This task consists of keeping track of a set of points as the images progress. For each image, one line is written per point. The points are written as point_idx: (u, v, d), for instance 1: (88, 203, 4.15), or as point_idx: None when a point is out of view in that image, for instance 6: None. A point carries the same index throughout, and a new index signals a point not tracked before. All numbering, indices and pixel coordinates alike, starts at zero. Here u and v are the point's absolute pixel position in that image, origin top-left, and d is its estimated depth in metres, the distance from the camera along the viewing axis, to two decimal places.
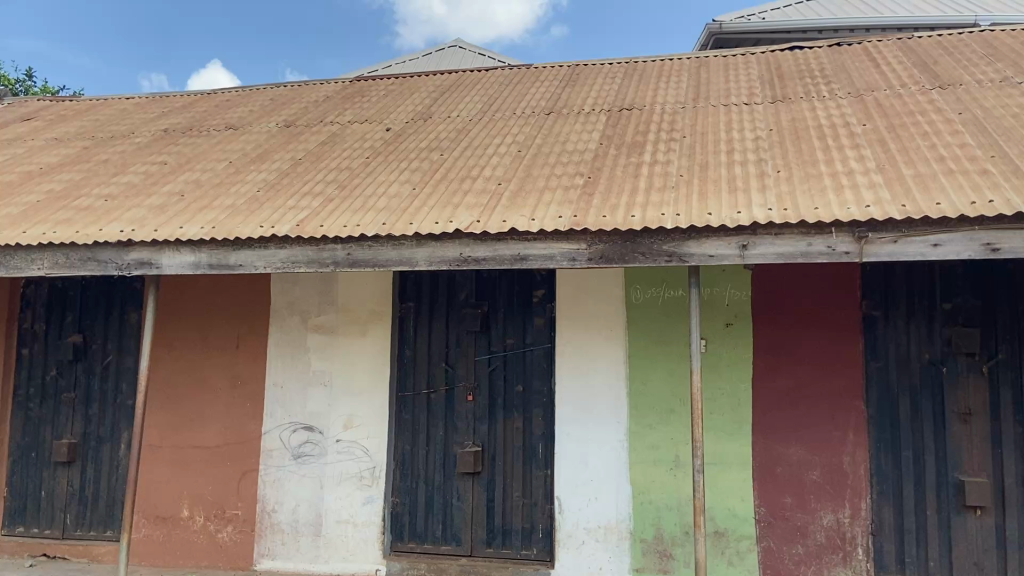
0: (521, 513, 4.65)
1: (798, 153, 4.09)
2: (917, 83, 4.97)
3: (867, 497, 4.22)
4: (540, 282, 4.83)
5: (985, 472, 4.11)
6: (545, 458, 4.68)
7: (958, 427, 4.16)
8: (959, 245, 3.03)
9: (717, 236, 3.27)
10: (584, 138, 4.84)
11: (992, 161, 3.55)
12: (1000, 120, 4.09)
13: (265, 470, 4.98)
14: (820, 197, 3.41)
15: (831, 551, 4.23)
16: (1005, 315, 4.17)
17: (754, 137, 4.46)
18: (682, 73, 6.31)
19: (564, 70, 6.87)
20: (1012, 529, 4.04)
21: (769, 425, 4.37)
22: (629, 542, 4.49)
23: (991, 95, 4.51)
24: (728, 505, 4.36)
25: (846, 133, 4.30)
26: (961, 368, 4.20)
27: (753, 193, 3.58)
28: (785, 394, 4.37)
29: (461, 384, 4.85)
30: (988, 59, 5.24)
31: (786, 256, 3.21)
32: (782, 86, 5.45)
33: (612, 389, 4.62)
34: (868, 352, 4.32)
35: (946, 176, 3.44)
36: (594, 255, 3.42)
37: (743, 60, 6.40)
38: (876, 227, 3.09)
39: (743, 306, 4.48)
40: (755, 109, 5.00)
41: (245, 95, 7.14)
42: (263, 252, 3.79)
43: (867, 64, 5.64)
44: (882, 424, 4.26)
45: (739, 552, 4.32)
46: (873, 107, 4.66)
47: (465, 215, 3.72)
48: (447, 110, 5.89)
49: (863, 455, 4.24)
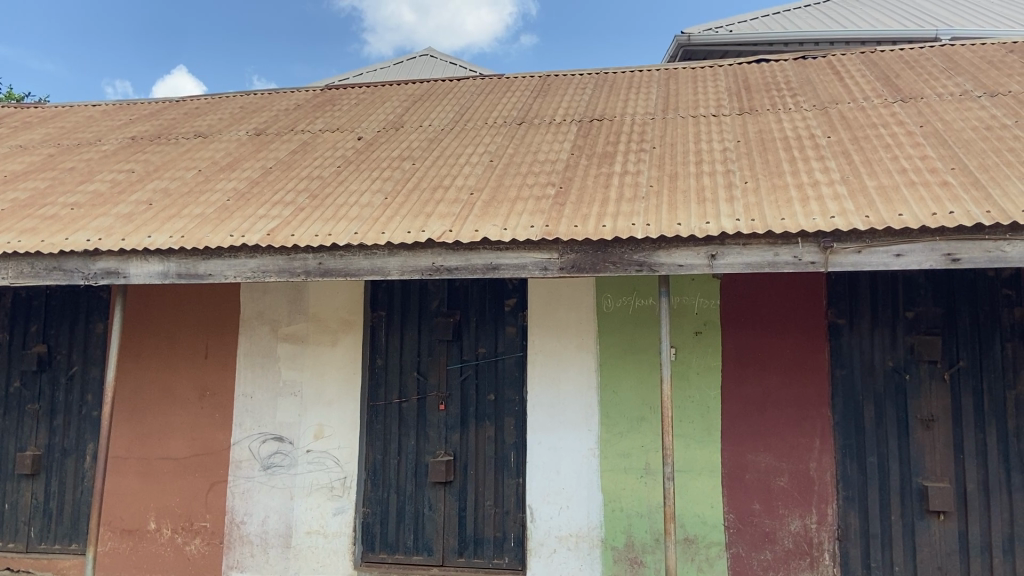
0: (493, 522, 4.66)
1: (766, 164, 4.16)
2: (879, 96, 5.08)
3: (833, 503, 4.29)
4: (512, 291, 4.85)
5: (947, 477, 4.19)
6: (517, 466, 4.69)
7: (921, 434, 4.25)
8: (921, 255, 3.10)
9: (686, 246, 3.31)
10: (555, 148, 4.88)
11: (953, 173, 3.64)
12: (960, 133, 4.19)
13: (234, 481, 4.93)
14: (786, 207, 3.47)
15: (799, 556, 4.28)
16: (966, 323, 4.27)
17: (722, 148, 4.53)
18: (652, 84, 6.39)
19: (535, 80, 6.91)
20: (974, 533, 4.13)
21: (738, 432, 4.42)
22: (600, 550, 4.51)
23: (952, 108, 4.62)
24: (698, 511, 4.41)
25: (811, 145, 4.38)
26: (924, 375, 4.29)
27: (721, 203, 3.63)
28: (753, 402, 4.42)
29: (432, 393, 4.85)
30: (949, 73, 5.37)
31: (753, 266, 3.26)
32: (750, 98, 5.53)
33: (584, 397, 4.64)
34: (834, 360, 4.39)
35: (908, 187, 3.52)
36: (565, 265, 3.45)
37: (712, 72, 6.49)
38: (841, 238, 3.15)
39: (712, 315, 4.54)
40: (723, 121, 5.08)
41: (214, 102, 7.09)
42: (233, 261, 3.76)
43: (832, 77, 5.76)
44: (847, 430, 4.33)
45: (709, 558, 4.37)
46: (838, 119, 4.76)
47: (437, 225, 3.73)
48: (419, 119, 5.90)
49: (829, 462, 4.31)
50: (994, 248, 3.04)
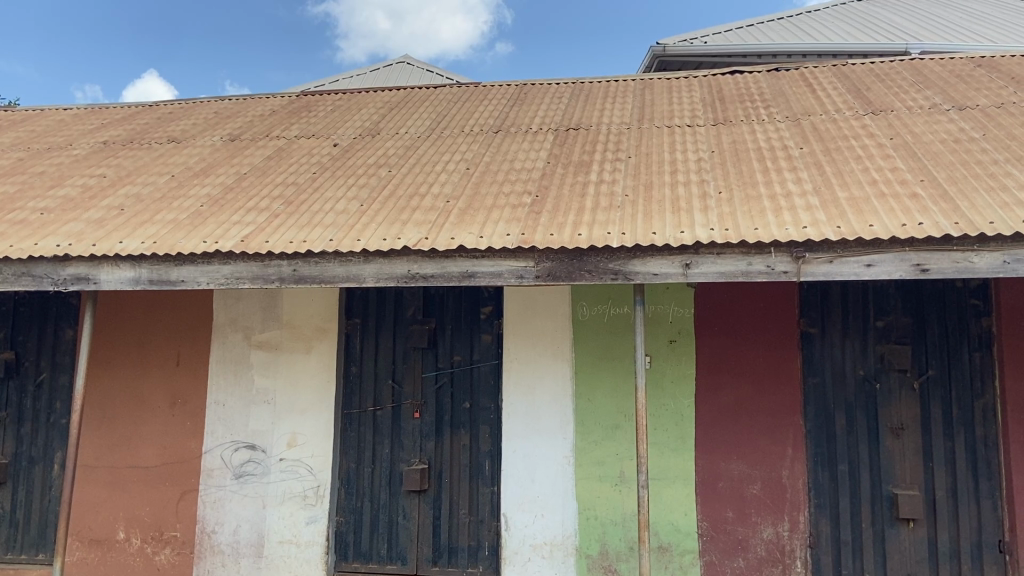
0: (467, 531, 4.65)
1: (739, 175, 4.20)
2: (851, 109, 5.16)
3: (805, 510, 4.33)
4: (487, 299, 4.85)
5: (917, 485, 4.25)
6: (491, 474, 4.68)
7: (891, 442, 4.31)
8: (890, 265, 3.15)
9: (661, 255, 3.33)
10: (531, 156, 4.90)
11: (922, 184, 3.70)
12: (929, 145, 4.27)
13: (205, 490, 4.87)
14: (760, 217, 3.51)
15: (771, 564, 4.31)
16: (934, 333, 4.34)
17: (697, 158, 4.58)
18: (627, 94, 6.43)
19: (512, 89, 6.94)
20: (943, 541, 4.18)
21: (711, 440, 4.45)
22: (574, 558, 4.51)
23: (921, 121, 4.71)
24: (671, 519, 4.43)
25: (784, 156, 4.44)
26: (894, 384, 4.35)
27: (696, 213, 3.66)
28: (726, 410, 4.45)
29: (407, 401, 4.83)
30: (918, 86, 5.47)
31: (727, 275, 3.29)
32: (724, 110, 5.59)
33: (559, 405, 4.64)
34: (806, 369, 4.44)
35: (879, 199, 3.58)
36: (541, 273, 3.45)
37: (686, 83, 6.55)
38: (813, 248, 3.19)
39: (686, 323, 4.57)
40: (698, 132, 5.13)
41: (188, 107, 7.03)
42: (207, 268, 3.72)
43: (804, 90, 5.83)
44: (819, 438, 4.38)
45: (682, 566, 4.39)
46: (810, 131, 4.82)
47: (414, 232, 3.72)
48: (395, 127, 5.90)
49: (801, 470, 4.35)
50: (962, 258, 3.09)
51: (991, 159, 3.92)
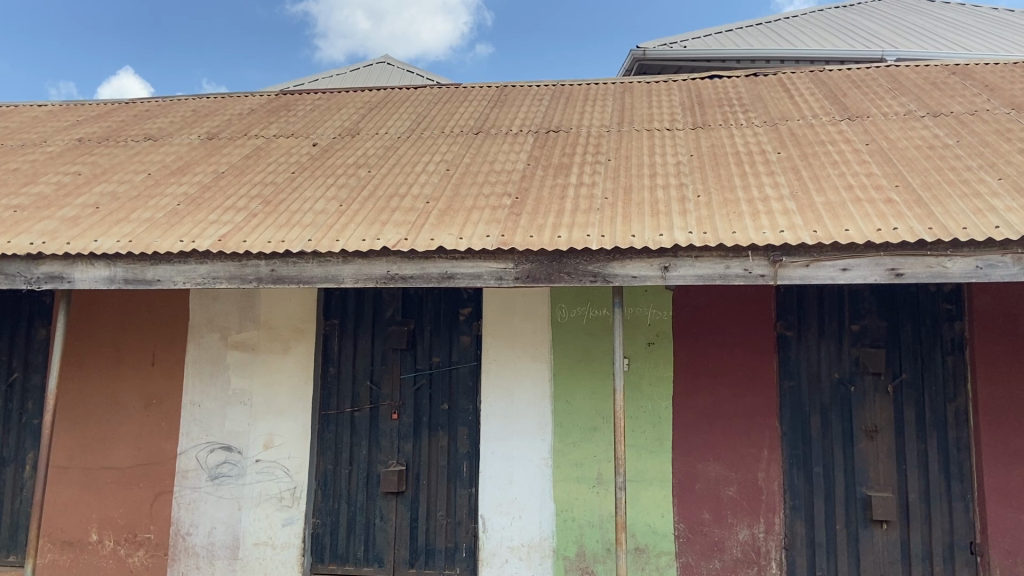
0: (444, 532, 4.64)
1: (718, 178, 4.23)
2: (827, 114, 5.21)
3: (780, 512, 4.36)
4: (467, 300, 4.85)
5: (890, 487, 4.31)
6: (469, 476, 4.68)
7: (865, 444, 4.36)
8: (866, 269, 3.19)
9: (640, 257, 3.35)
10: (511, 158, 4.91)
11: (898, 190, 3.75)
12: (904, 151, 4.32)
13: (180, 492, 4.82)
14: (738, 221, 3.54)
15: (747, 565, 4.34)
16: (908, 337, 4.40)
17: (675, 162, 4.61)
18: (607, 97, 6.46)
19: (492, 90, 6.94)
20: (915, 542, 4.24)
21: (688, 442, 4.47)
22: (551, 560, 4.51)
23: (896, 127, 4.77)
24: (648, 521, 4.45)
25: (762, 160, 4.48)
26: (868, 387, 4.40)
27: (675, 216, 3.69)
28: (703, 412, 4.48)
29: (385, 402, 4.82)
30: (894, 93, 5.54)
31: (705, 278, 3.31)
32: (703, 114, 5.62)
33: (537, 407, 4.65)
34: (782, 372, 4.48)
35: (854, 204, 3.62)
36: (520, 275, 3.46)
37: (666, 87, 6.59)
38: (790, 252, 3.22)
39: (664, 326, 4.59)
40: (677, 135, 5.16)
41: (165, 105, 6.97)
42: (183, 267, 3.68)
43: (782, 95, 5.89)
44: (794, 440, 4.42)
45: (658, 568, 4.40)
46: (787, 136, 4.87)
47: (393, 233, 3.71)
48: (375, 127, 5.88)
49: (777, 472, 4.38)
50: (936, 263, 3.13)
51: (965, 165, 3.98)
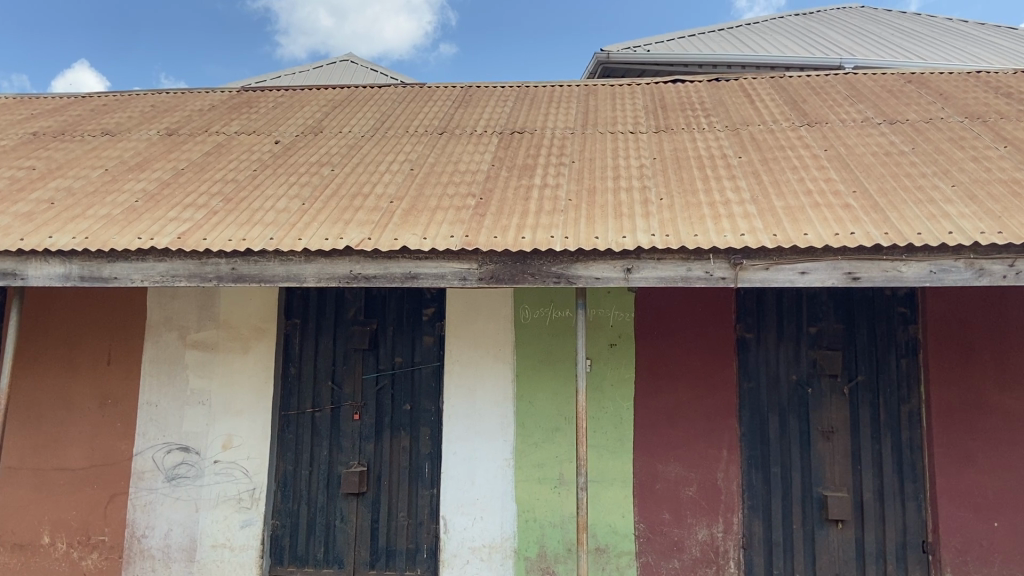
0: (406, 533, 4.63)
1: (680, 181, 4.29)
2: (787, 120, 5.31)
3: (738, 512, 4.43)
4: (430, 300, 4.84)
5: (845, 487, 4.40)
6: (431, 477, 4.67)
7: (822, 444, 4.44)
8: (823, 273, 3.25)
9: (603, 259, 3.37)
10: (476, 158, 4.91)
11: (855, 195, 3.83)
12: (861, 158, 4.42)
13: (136, 493, 4.73)
14: (699, 224, 3.59)
15: (705, 565, 4.40)
16: (863, 339, 4.50)
17: (639, 164, 4.65)
18: (572, 99, 6.50)
19: (457, 90, 6.93)
20: (869, 540, 4.33)
21: (649, 443, 4.51)
22: (512, 560, 4.52)
23: (854, 134, 4.87)
24: (609, 521, 4.48)
25: (724, 164, 4.54)
26: (825, 388, 4.49)
27: (638, 219, 3.72)
28: (664, 413, 4.53)
29: (347, 402, 4.78)
30: (851, 100, 5.65)
31: (667, 280, 3.35)
32: (666, 118, 5.68)
33: (500, 408, 4.65)
34: (742, 374, 4.55)
35: (813, 208, 3.69)
36: (485, 275, 3.46)
37: (629, 90, 6.64)
38: (750, 255, 3.28)
39: (627, 327, 4.63)
40: (640, 138, 5.20)
41: (123, 100, 6.84)
42: (141, 265, 3.62)
43: (743, 100, 5.98)
44: (753, 441, 4.49)
45: (618, 567, 4.44)
46: (748, 140, 4.95)
47: (356, 232, 3.69)
48: (338, 125, 5.84)
49: (735, 472, 4.45)
50: (891, 268, 3.21)
51: (920, 172, 4.08)
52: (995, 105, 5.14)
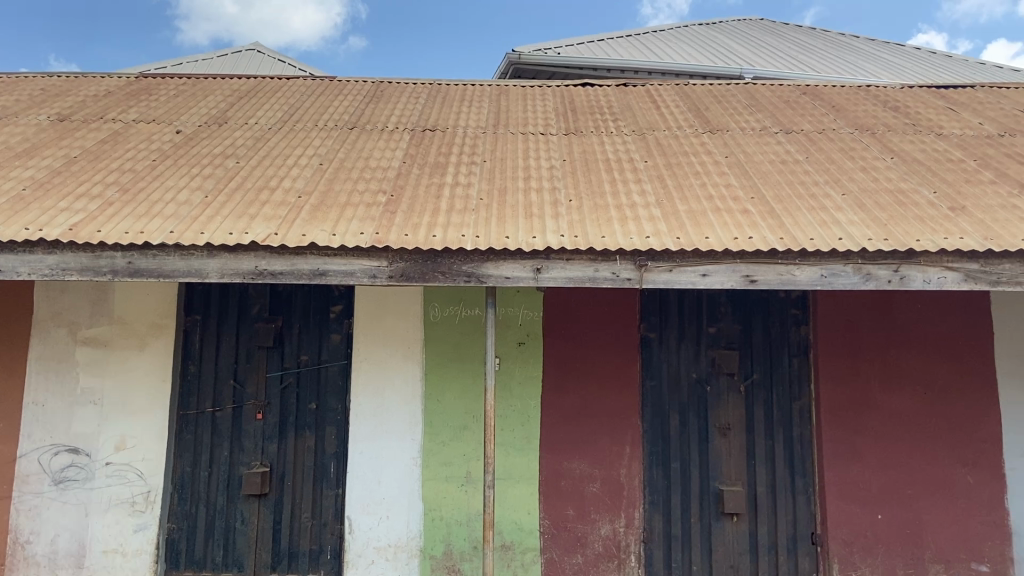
0: (309, 534, 4.55)
1: (589, 183, 4.37)
2: (691, 127, 5.48)
3: (640, 506, 4.55)
4: (338, 298, 4.76)
5: (740, 481, 4.58)
6: (336, 477, 4.60)
7: (719, 441, 4.62)
8: (723, 275, 3.39)
9: (513, 259, 3.40)
10: (387, 155, 4.87)
11: (753, 201, 3.99)
12: (759, 165, 4.61)
13: (19, 498, 4.48)
14: (607, 226, 3.67)
15: (607, 559, 4.50)
16: (758, 339, 4.70)
17: (549, 166, 4.71)
18: (483, 98, 6.52)
19: (367, 85, 6.85)
20: (761, 532, 4.53)
21: (555, 440, 4.58)
22: (418, 559, 4.51)
23: (752, 142, 5.08)
24: (515, 518, 4.53)
25: (631, 168, 4.65)
26: (723, 387, 4.67)
27: (548, 219, 3.78)
28: (570, 411, 4.61)
29: (249, 402, 4.66)
30: (750, 109, 5.89)
31: (576, 281, 3.41)
32: (576, 120, 5.78)
33: (408, 407, 4.63)
34: (645, 372, 4.68)
35: (714, 213, 3.83)
36: (394, 273, 3.44)
37: (540, 91, 6.72)
38: (655, 257, 3.38)
39: (535, 326, 4.69)
40: (551, 140, 5.27)
41: (9, 81, 6.44)
42: (28, 257, 3.42)
43: (649, 106, 6.14)
44: (654, 438, 4.63)
45: (523, 563, 4.49)
46: (654, 145, 5.09)
47: (262, 227, 3.60)
48: (244, 116, 5.67)
49: (638, 468, 4.57)
50: (785, 271, 3.37)
51: (812, 180, 4.30)
52: (882, 118, 5.45)
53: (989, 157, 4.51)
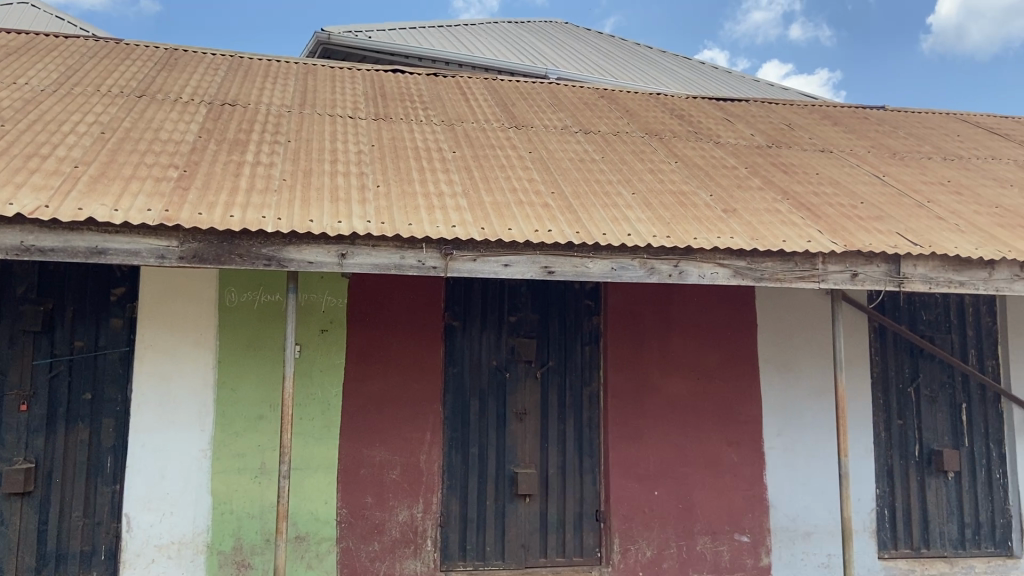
0: (80, 535, 4.18)
1: (397, 170, 4.35)
2: (498, 120, 5.61)
3: (437, 492, 4.61)
4: (120, 279, 4.40)
5: (534, 463, 4.78)
6: (114, 472, 4.26)
7: (515, 425, 4.79)
8: (524, 266, 3.51)
9: (316, 243, 3.32)
10: (180, 128, 4.55)
11: (554, 196, 4.16)
12: (560, 162, 4.82)
13: None
14: (414, 213, 3.67)
15: (403, 545, 4.52)
16: (555, 328, 4.92)
17: (356, 150, 4.63)
18: (289, 76, 6.28)
19: (160, 52, 6.37)
20: (551, 511, 4.75)
21: (355, 429, 4.53)
22: (204, 555, 4.29)
23: (555, 139, 5.29)
24: (311, 508, 4.43)
25: (438, 157, 4.69)
26: (520, 373, 4.84)
27: (353, 204, 3.72)
28: (372, 399, 4.57)
29: (11, 392, 4.19)
30: (554, 108, 6.13)
31: (381, 267, 3.39)
32: (385, 106, 5.72)
33: (198, 396, 4.38)
34: (447, 360, 4.74)
35: (517, 205, 3.95)
36: (186, 254, 3.23)
37: (349, 74, 6.58)
38: (460, 246, 3.43)
39: (338, 313, 4.60)
40: (359, 124, 5.18)
41: None
42: None
43: (458, 97, 6.20)
44: (454, 424, 4.71)
45: (318, 554, 4.41)
46: (462, 136, 5.15)
47: (32, 198, 3.25)
48: (11, 74, 5.07)
49: (437, 454, 4.63)
50: (581, 263, 3.55)
51: (607, 179, 4.55)
52: (670, 124, 5.88)
53: (758, 166, 5.00)
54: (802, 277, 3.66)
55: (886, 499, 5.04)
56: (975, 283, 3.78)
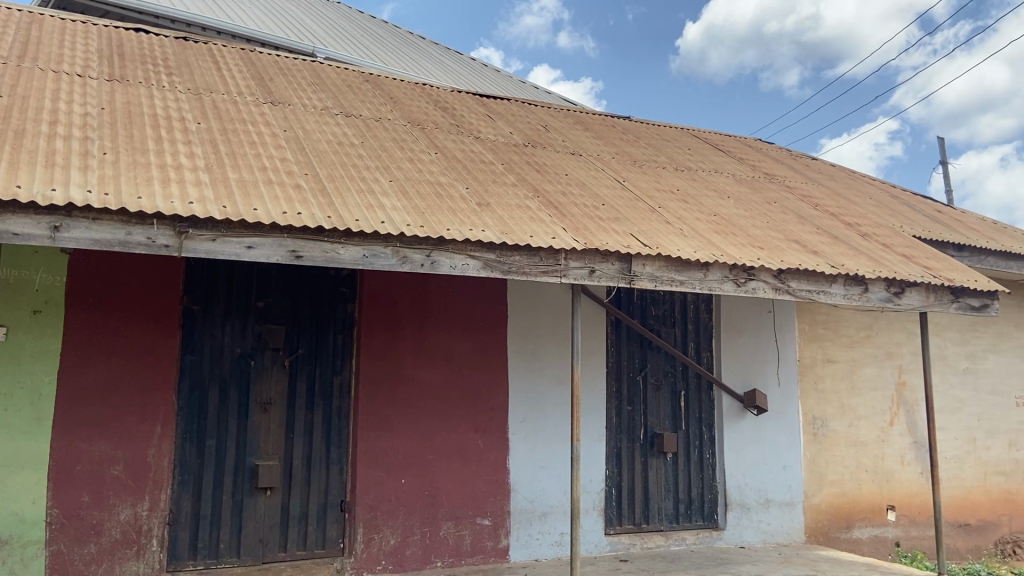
0: None
1: (130, 138, 3.97)
2: (252, 95, 5.32)
3: (167, 488, 4.30)
4: None
5: (276, 455, 4.61)
6: None
7: (258, 416, 4.58)
8: (268, 249, 3.36)
9: (23, 213, 2.95)
10: None
11: (306, 177, 4.03)
12: (316, 143, 4.67)
13: None
14: (146, 186, 3.38)
15: (125, 545, 4.16)
16: (306, 315, 4.77)
17: (83, 112, 4.17)
18: (5, 23, 5.51)
19: None
20: (293, 504, 4.60)
21: (71, 421, 4.09)
22: None
23: (312, 120, 5.12)
24: (14, 509, 3.94)
25: (181, 128, 4.35)
26: (266, 362, 4.64)
27: (74, 172, 3.34)
28: (93, 388, 4.16)
29: None
30: (314, 88, 5.93)
31: (102, 244, 3.08)
32: (123, 67, 5.21)
33: None
34: (184, 347, 4.43)
35: (265, 185, 3.77)
36: None
37: (82, 28, 5.90)
38: (197, 224, 3.21)
39: (55, 293, 4.13)
40: (89, 84, 4.67)
41: None
42: None
43: (210, 66, 5.80)
44: (189, 415, 4.42)
45: (22, 560, 3.94)
46: (210, 108, 4.82)
47: None
48: None
49: (168, 447, 4.32)
50: (330, 249, 3.46)
51: (364, 164, 4.49)
52: (432, 115, 5.92)
53: (512, 163, 5.19)
54: (545, 271, 3.85)
55: (614, 480, 5.47)
56: (692, 282, 4.21)
